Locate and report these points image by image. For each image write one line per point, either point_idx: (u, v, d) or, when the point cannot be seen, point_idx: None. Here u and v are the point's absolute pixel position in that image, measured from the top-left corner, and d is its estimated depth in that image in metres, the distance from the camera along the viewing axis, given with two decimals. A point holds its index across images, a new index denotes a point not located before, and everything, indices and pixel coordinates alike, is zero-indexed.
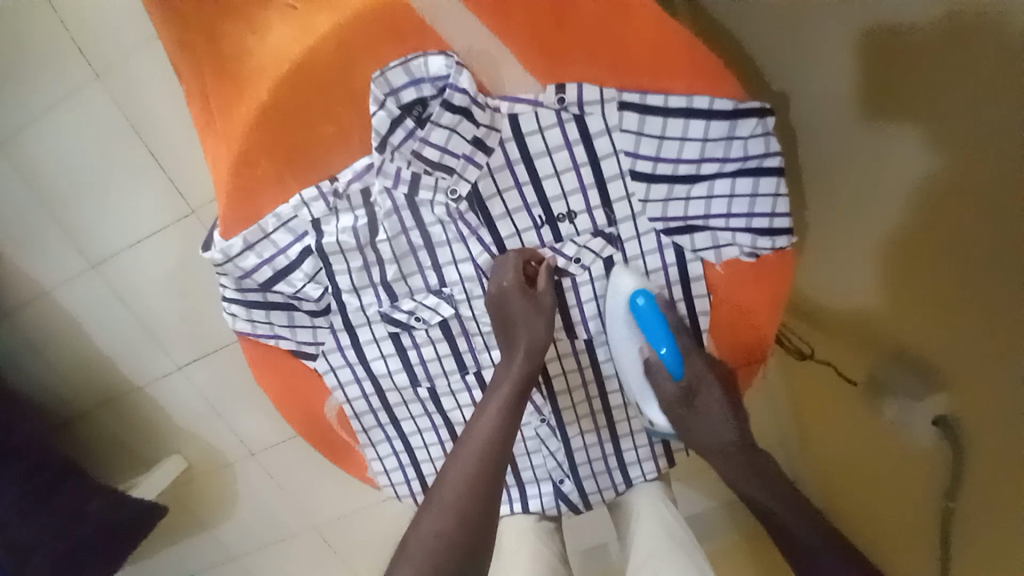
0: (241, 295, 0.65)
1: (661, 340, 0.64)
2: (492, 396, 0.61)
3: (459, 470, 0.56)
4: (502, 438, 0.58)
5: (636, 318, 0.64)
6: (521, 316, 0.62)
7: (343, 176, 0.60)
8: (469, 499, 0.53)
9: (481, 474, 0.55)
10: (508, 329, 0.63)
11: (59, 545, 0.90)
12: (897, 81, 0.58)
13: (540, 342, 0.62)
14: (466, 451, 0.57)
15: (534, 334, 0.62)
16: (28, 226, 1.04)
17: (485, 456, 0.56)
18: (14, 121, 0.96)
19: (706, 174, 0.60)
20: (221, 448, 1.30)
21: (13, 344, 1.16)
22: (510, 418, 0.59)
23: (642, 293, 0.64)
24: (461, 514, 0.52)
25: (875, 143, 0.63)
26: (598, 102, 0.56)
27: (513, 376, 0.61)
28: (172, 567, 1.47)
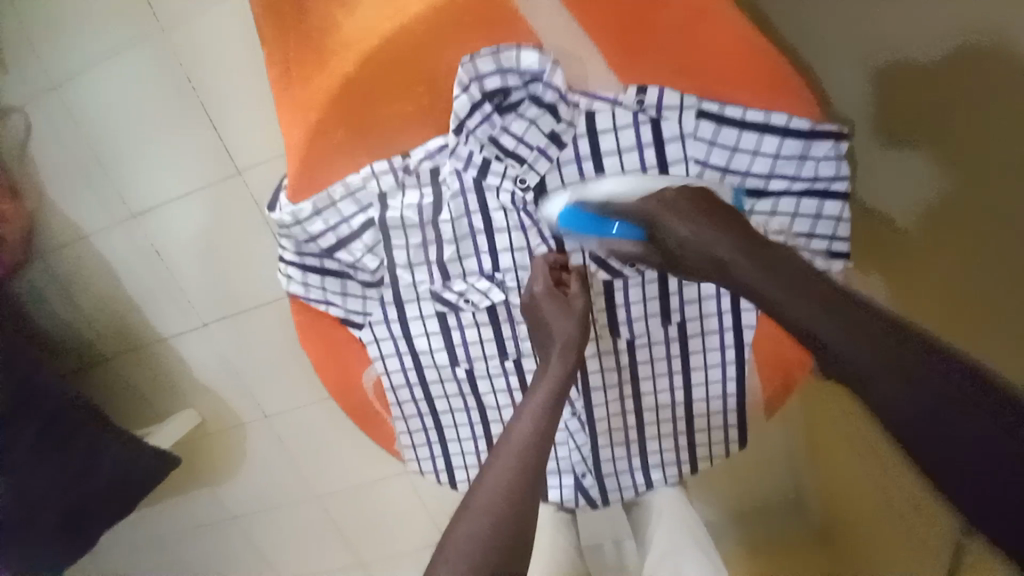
0: (300, 258, 0.67)
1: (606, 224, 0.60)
2: (531, 396, 0.60)
3: (499, 470, 0.53)
4: (540, 437, 0.56)
5: (578, 222, 0.60)
6: (555, 314, 0.62)
7: (415, 154, 0.61)
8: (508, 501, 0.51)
9: (519, 472, 0.53)
10: (542, 333, 0.63)
11: (77, 488, 0.93)
12: (930, 109, 0.54)
13: (575, 337, 0.61)
14: (506, 447, 0.55)
15: (568, 329, 0.62)
16: (75, 169, 1.06)
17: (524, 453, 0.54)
18: (73, 63, 0.98)
19: (772, 190, 0.61)
20: (236, 408, 1.32)
21: (45, 282, 1.18)
22: (547, 412, 0.58)
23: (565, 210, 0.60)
24: (496, 516, 0.50)
25: (901, 167, 0.59)
26: (677, 108, 0.57)
27: (559, 370, 0.60)
28: (172, 518, 1.50)
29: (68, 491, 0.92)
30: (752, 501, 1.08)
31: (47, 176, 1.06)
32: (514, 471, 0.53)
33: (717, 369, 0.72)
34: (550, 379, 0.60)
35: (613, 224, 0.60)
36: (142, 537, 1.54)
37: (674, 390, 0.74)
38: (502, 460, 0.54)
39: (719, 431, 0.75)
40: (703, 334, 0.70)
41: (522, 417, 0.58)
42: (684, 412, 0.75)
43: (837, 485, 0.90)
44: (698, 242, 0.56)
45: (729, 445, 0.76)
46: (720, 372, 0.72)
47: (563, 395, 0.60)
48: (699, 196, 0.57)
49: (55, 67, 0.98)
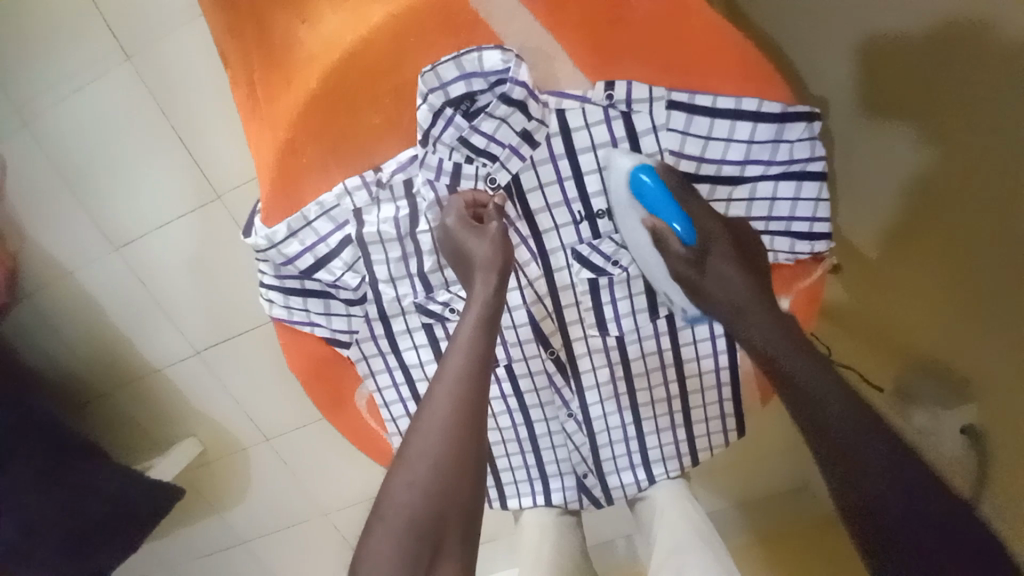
0: (280, 282, 0.65)
1: (669, 214, 0.58)
2: (461, 326, 0.57)
3: (435, 410, 0.52)
4: (473, 380, 0.53)
5: (639, 196, 0.58)
6: (474, 246, 0.58)
7: (387, 167, 0.60)
8: (441, 453, 0.50)
9: (456, 417, 0.51)
10: (464, 265, 0.60)
11: (78, 524, 0.92)
12: (903, 82, 0.59)
13: (501, 263, 0.59)
14: (438, 390, 0.53)
15: (489, 253, 0.58)
16: (54, 207, 1.05)
17: (455, 399, 0.52)
18: (42, 100, 0.97)
19: (749, 176, 0.60)
20: (236, 433, 1.31)
21: (33, 321, 1.17)
22: (478, 352, 0.55)
23: (643, 168, 0.57)
24: (437, 458, 0.50)
25: (880, 143, 0.64)
26: (646, 100, 0.56)
27: (485, 297, 0.57)
28: (181, 549, 1.49)
29: (67, 529, 0.91)
30: (754, 488, 1.09)
31: (24, 215, 1.05)
32: (453, 413, 0.51)
33: (710, 359, 0.71)
34: (477, 304, 0.57)
35: (676, 220, 0.59)
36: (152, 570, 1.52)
37: (670, 383, 0.73)
38: (440, 394, 0.52)
39: (717, 420, 0.74)
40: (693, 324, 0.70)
41: (456, 347, 0.55)
42: (680, 405, 0.74)
43: None
44: (723, 275, 0.61)
45: (728, 433, 0.75)
46: (713, 362, 0.71)
47: (493, 326, 0.57)
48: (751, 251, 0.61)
49: (24, 106, 0.98)
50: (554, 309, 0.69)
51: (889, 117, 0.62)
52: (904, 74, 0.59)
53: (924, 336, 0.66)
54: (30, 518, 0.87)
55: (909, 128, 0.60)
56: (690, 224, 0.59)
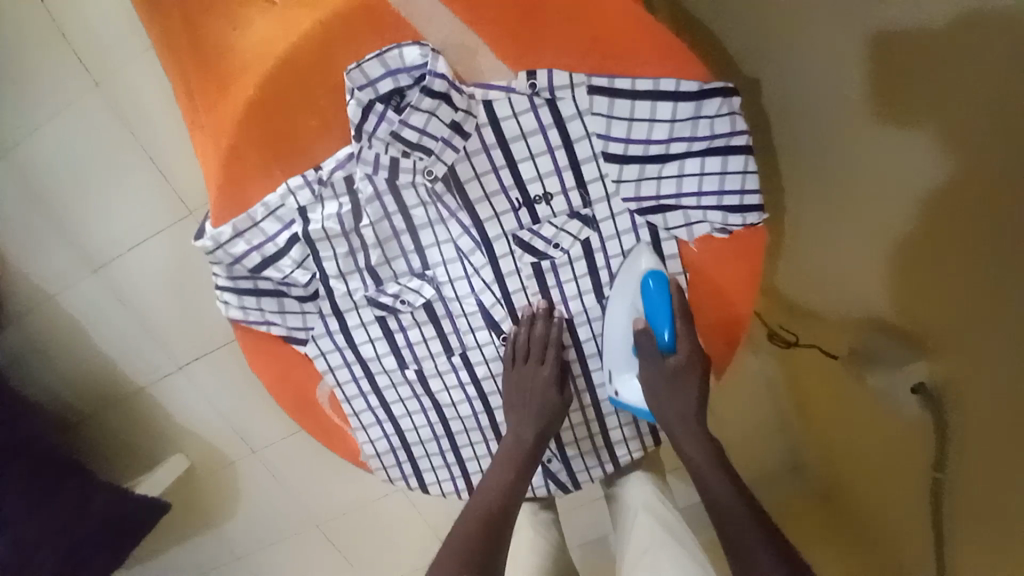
0: (233, 283, 0.67)
1: (660, 322, 0.65)
2: (505, 451, 0.69)
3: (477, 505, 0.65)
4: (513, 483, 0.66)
5: (645, 299, 0.65)
6: (534, 378, 0.69)
7: (327, 165, 0.62)
8: (477, 535, 0.61)
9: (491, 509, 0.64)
10: (520, 393, 0.70)
11: (63, 543, 0.95)
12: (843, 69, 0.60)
13: (550, 389, 0.69)
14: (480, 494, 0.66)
15: (548, 388, 0.69)
16: (30, 233, 1.08)
17: (492, 501, 0.65)
18: (14, 130, 1.00)
19: (675, 153, 0.62)
20: (224, 447, 1.33)
21: (17, 346, 1.19)
22: (520, 470, 0.67)
23: (653, 276, 0.64)
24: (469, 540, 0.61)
25: (830, 129, 0.67)
26: (568, 86, 0.59)
27: (527, 432, 0.69)
28: (176, 567, 1.50)
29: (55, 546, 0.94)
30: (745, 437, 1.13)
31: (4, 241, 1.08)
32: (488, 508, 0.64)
33: None
34: (518, 437, 0.69)
35: (665, 331, 0.65)
36: None
37: None
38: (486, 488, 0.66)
39: None
40: None
41: (503, 456, 0.69)
42: None
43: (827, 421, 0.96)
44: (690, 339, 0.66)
45: None
46: None
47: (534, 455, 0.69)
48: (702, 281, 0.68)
49: None
50: (502, 295, 0.70)
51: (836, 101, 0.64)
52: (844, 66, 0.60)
53: (888, 310, 0.69)
54: (18, 540, 0.90)
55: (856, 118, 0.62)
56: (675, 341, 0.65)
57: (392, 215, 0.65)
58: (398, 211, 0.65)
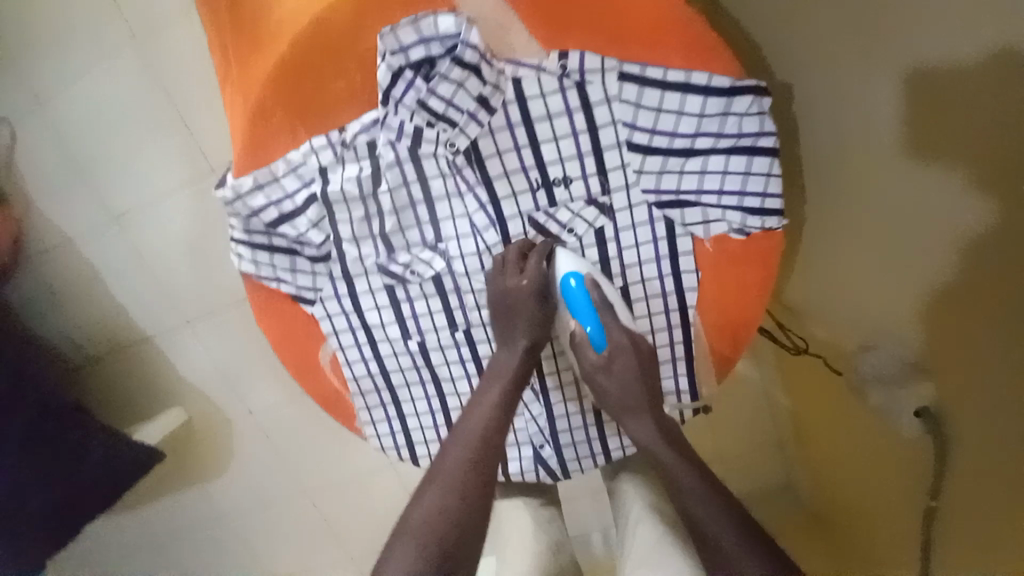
0: (248, 237, 0.68)
1: (584, 316, 0.65)
2: (488, 385, 0.67)
3: (462, 438, 0.63)
4: (498, 417, 0.64)
5: (567, 298, 0.65)
6: (523, 312, 0.67)
7: (351, 128, 0.62)
8: (463, 473, 0.60)
9: (478, 445, 0.62)
10: (507, 325, 0.68)
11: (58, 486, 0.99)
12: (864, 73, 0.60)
13: (535, 321, 0.68)
14: (462, 431, 0.64)
15: (532, 322, 0.68)
16: (53, 176, 1.10)
17: (477, 436, 0.63)
18: (45, 73, 1.02)
19: (700, 149, 0.62)
20: (222, 406, 1.35)
21: (29, 286, 1.22)
22: (505, 403, 0.65)
23: (573, 274, 0.65)
24: (455, 477, 0.60)
25: (849, 129, 0.66)
26: (599, 71, 0.59)
27: (512, 364, 0.68)
28: (161, 520, 1.52)
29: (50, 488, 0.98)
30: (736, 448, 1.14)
31: (27, 182, 1.10)
32: (474, 444, 0.62)
33: (665, 333, 0.71)
34: (503, 371, 0.68)
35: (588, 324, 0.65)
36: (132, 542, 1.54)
37: None
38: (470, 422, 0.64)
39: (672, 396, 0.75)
40: (648, 298, 0.70)
41: (487, 388, 0.67)
42: None
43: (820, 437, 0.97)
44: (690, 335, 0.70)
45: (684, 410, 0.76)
46: (668, 336, 0.71)
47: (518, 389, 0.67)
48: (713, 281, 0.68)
49: (28, 79, 1.03)
50: None
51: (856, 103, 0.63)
52: (865, 71, 0.60)
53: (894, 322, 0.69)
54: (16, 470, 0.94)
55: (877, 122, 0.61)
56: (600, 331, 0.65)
57: (411, 183, 0.65)
58: (417, 180, 0.65)
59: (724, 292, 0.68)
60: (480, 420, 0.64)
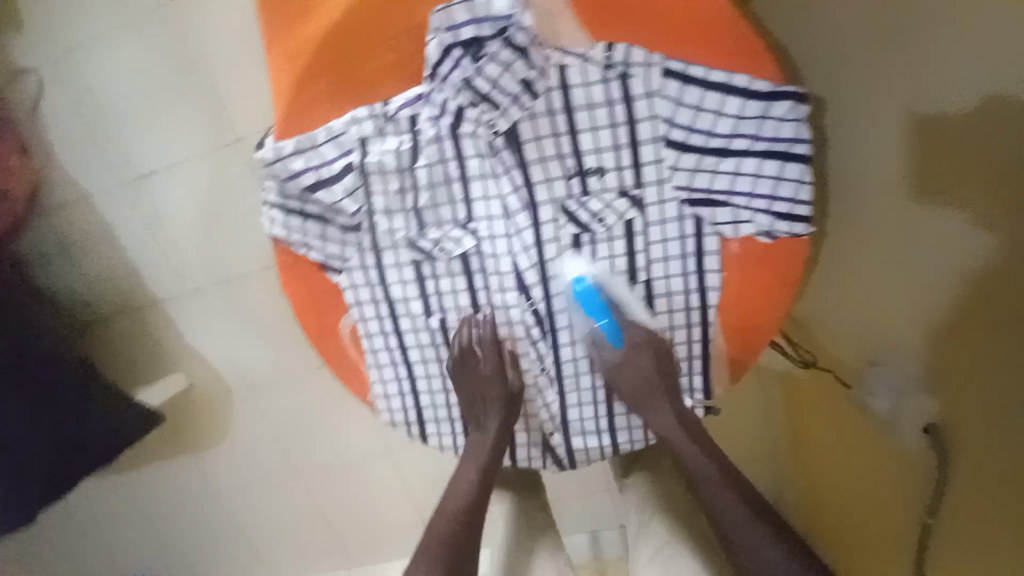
0: (283, 201, 0.69)
1: (597, 313, 0.71)
2: (467, 461, 0.75)
3: (443, 517, 0.72)
4: (474, 495, 0.73)
5: (581, 300, 0.71)
6: (491, 394, 0.74)
7: (395, 101, 0.64)
8: (445, 549, 0.69)
9: (457, 522, 0.71)
10: (478, 406, 0.75)
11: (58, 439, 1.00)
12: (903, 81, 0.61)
13: (503, 401, 0.75)
14: (443, 509, 0.73)
15: (499, 401, 0.75)
16: (80, 131, 1.11)
17: (455, 514, 0.72)
18: (87, 32, 1.04)
19: (735, 150, 0.63)
20: (225, 376, 1.35)
21: (44, 240, 1.22)
22: (481, 479, 0.73)
23: (579, 279, 0.70)
24: (437, 552, 0.69)
25: (879, 139, 0.67)
26: (643, 65, 0.61)
27: (487, 443, 0.75)
28: (149, 488, 1.50)
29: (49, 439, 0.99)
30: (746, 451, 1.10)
31: (55, 135, 1.12)
32: (451, 522, 0.71)
33: (682, 330, 0.72)
34: (480, 448, 0.75)
35: (603, 319, 0.71)
36: (118, 508, 1.52)
37: None
38: (452, 499, 0.73)
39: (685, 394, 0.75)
40: (669, 294, 0.71)
41: (466, 463, 0.75)
42: None
43: (822, 449, 0.95)
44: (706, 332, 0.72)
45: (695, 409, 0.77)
46: (686, 334, 0.73)
47: (493, 465, 0.75)
48: (740, 277, 0.69)
49: (70, 36, 1.05)
50: (537, 260, 0.71)
51: (887, 114, 0.64)
52: (901, 81, 0.61)
53: (904, 336, 0.70)
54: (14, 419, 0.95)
55: (905, 133, 0.62)
56: (613, 326, 0.71)
57: (448, 160, 0.66)
58: (454, 158, 0.66)
59: (746, 292, 0.70)
60: (456, 499, 0.73)
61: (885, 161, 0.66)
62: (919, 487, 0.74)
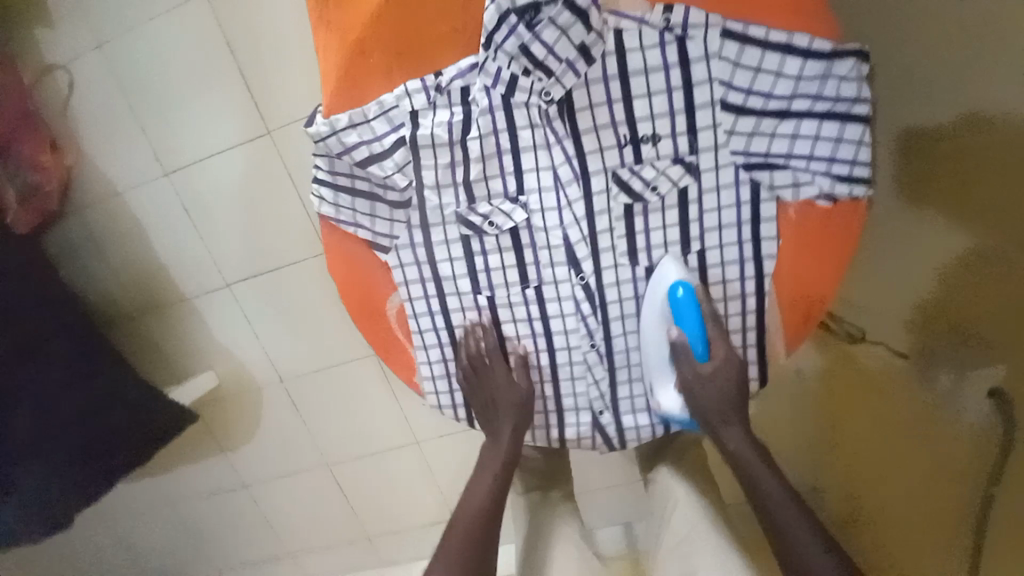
0: (332, 178, 0.69)
1: (690, 325, 0.67)
2: (484, 465, 0.79)
3: (465, 515, 0.77)
4: (492, 496, 0.77)
5: (675, 308, 0.66)
6: (506, 398, 0.75)
7: (447, 72, 0.63)
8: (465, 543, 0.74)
9: (477, 521, 0.76)
10: (490, 409, 0.77)
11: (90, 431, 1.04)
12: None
13: (517, 405, 0.76)
14: (463, 508, 0.78)
15: (514, 404, 0.76)
16: (112, 127, 1.12)
17: (474, 513, 0.76)
18: (116, 26, 1.04)
19: (796, 112, 0.62)
20: (254, 371, 1.34)
21: (76, 237, 1.23)
22: (497, 480, 0.78)
23: (682, 284, 0.66)
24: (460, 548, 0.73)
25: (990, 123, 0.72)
26: (701, 26, 0.60)
27: (502, 445, 0.78)
28: (175, 487, 1.49)
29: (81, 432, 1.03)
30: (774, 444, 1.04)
31: (87, 131, 1.13)
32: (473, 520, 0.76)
33: (736, 302, 0.71)
34: (496, 451, 0.78)
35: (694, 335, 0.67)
36: (146, 506, 1.53)
37: None
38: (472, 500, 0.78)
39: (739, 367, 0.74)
40: (723, 264, 0.69)
41: (484, 467, 0.79)
42: None
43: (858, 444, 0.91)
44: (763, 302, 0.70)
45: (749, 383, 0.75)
46: (740, 305, 0.71)
47: (509, 467, 0.78)
48: (798, 242, 0.67)
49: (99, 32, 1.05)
50: (588, 233, 0.70)
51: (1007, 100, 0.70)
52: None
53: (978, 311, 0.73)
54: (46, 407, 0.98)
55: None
56: (704, 343, 0.67)
57: (499, 132, 0.65)
58: (505, 129, 0.65)
59: (806, 261, 0.68)
60: (476, 499, 0.77)
61: (959, 154, 0.75)
62: (973, 470, 0.73)
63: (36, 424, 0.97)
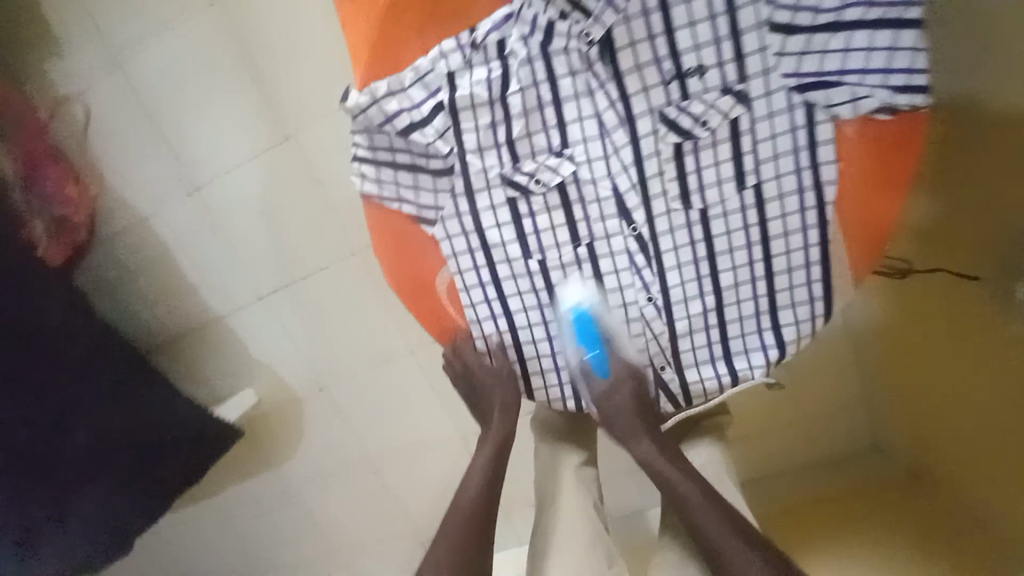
0: (372, 153, 0.68)
1: (590, 342, 0.73)
2: (479, 451, 0.76)
3: (459, 506, 0.71)
4: (487, 484, 0.73)
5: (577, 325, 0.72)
6: (491, 383, 0.76)
7: (482, 28, 0.63)
8: (460, 539, 0.67)
9: (472, 513, 0.70)
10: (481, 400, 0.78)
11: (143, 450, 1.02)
12: None
13: (501, 390, 0.75)
14: (458, 502, 0.72)
15: (501, 390, 0.75)
16: (131, 153, 1.11)
17: (470, 505, 0.71)
18: (124, 51, 1.04)
19: (847, 22, 0.59)
20: (294, 384, 1.33)
21: (105, 270, 1.23)
22: (491, 464, 0.75)
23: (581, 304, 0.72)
24: (453, 544, 0.67)
25: None
26: None
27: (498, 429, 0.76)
28: (226, 510, 1.49)
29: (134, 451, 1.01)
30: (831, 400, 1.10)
31: (105, 161, 1.12)
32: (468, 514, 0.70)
33: (799, 236, 0.67)
34: (491, 437, 0.76)
35: (594, 348, 0.73)
36: (199, 533, 1.52)
37: (755, 263, 0.69)
38: (467, 488, 0.73)
39: (805, 306, 0.70)
40: (782, 195, 0.66)
41: (479, 453, 0.76)
42: (766, 288, 0.70)
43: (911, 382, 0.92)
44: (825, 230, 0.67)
45: (815, 321, 0.71)
46: (802, 238, 0.67)
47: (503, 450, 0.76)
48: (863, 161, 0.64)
49: (106, 59, 1.05)
50: (639, 179, 0.67)
51: None
52: None
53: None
54: (100, 429, 0.98)
55: None
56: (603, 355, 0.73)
57: (539, 83, 0.64)
58: (545, 80, 0.64)
59: (870, 181, 0.64)
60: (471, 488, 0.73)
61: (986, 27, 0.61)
62: None
63: (91, 448, 0.97)
